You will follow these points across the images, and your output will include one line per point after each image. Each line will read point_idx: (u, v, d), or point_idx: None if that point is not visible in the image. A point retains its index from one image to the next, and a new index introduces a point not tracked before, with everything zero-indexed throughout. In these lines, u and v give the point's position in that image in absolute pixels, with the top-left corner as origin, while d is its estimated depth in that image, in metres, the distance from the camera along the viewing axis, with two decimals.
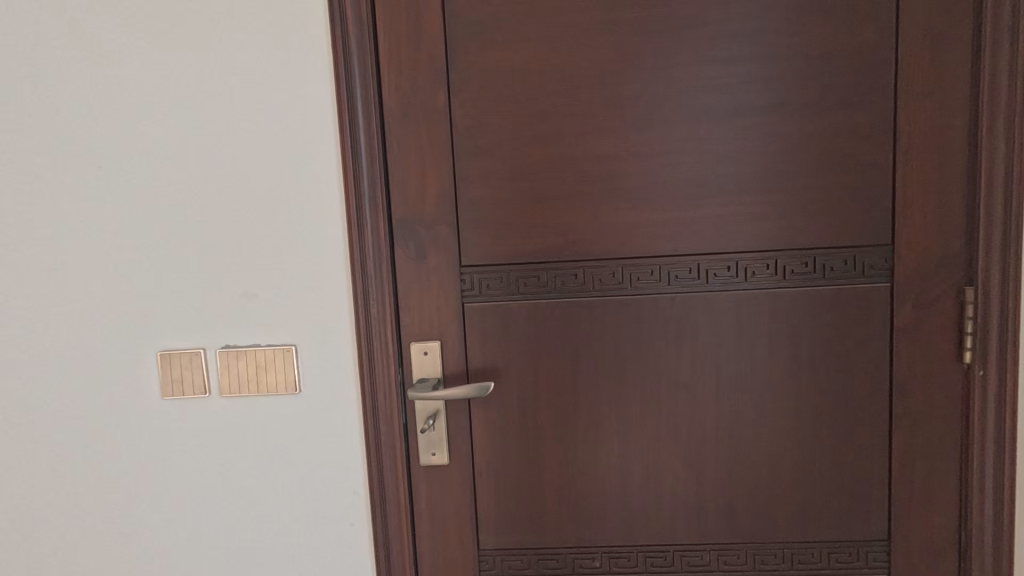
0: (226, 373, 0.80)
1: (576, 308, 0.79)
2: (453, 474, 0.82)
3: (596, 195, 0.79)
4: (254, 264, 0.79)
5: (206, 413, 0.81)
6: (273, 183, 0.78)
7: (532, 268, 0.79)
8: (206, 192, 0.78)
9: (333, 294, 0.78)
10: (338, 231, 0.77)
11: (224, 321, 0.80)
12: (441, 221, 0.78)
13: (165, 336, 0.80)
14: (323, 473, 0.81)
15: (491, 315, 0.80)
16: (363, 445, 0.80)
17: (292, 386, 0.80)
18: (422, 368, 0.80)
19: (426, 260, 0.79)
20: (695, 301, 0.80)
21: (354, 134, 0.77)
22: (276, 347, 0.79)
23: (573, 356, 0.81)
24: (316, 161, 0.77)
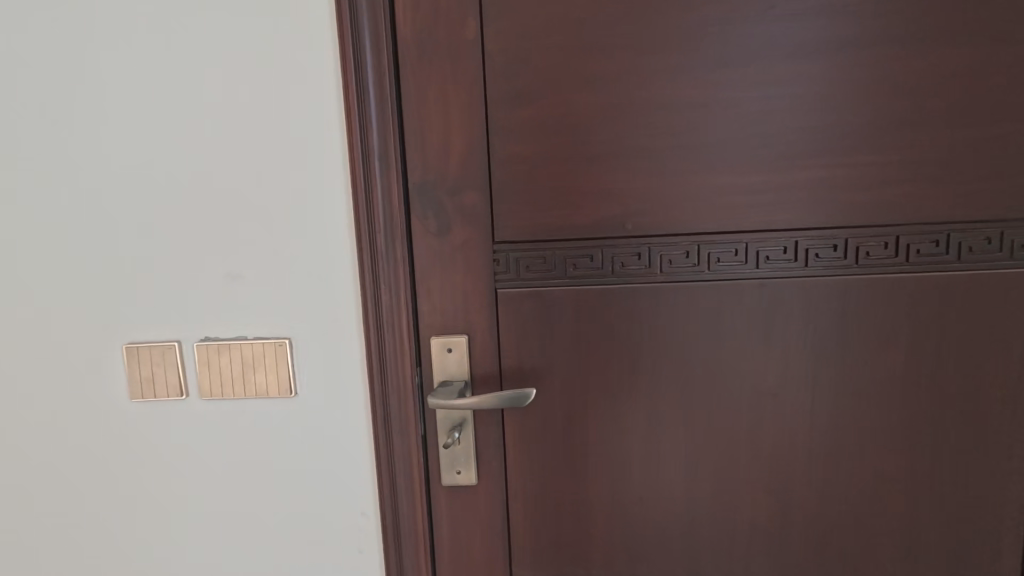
0: (207, 371, 0.65)
1: (638, 296, 0.63)
2: (482, 496, 0.67)
3: (668, 152, 0.61)
4: (237, 237, 0.62)
5: (184, 418, 0.67)
6: (256, 135, 0.61)
7: (584, 245, 0.62)
8: (175, 146, 0.62)
9: (335, 277, 0.62)
10: (341, 198, 0.61)
11: (201, 309, 0.64)
12: (469, 186, 0.62)
13: (131, 325, 0.65)
14: (326, 493, 0.67)
15: (531, 304, 0.64)
16: (372, 459, 0.66)
17: (286, 388, 0.65)
18: (445, 368, 0.65)
19: (451, 234, 0.63)
20: (789, 289, 0.63)
21: (359, 74, 0.60)
22: (267, 341, 0.64)
23: (634, 356, 0.64)
24: (311, 108, 0.60)
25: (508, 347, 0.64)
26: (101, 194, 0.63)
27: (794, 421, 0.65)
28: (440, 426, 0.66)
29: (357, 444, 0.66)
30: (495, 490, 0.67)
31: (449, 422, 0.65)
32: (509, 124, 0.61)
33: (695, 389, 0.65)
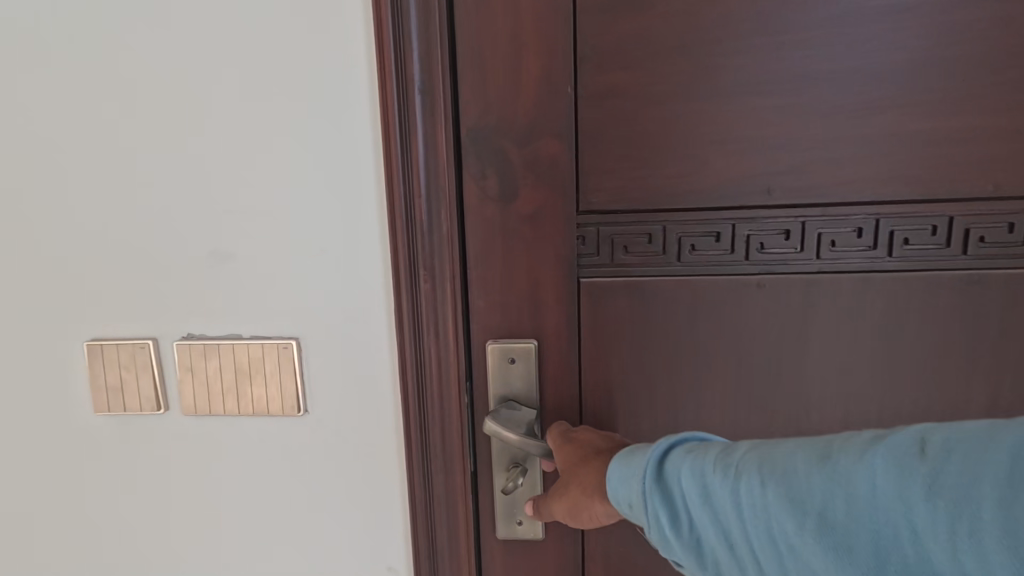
0: (190, 381, 0.48)
1: (782, 290, 0.44)
2: (551, 555, 0.50)
3: (847, 78, 0.41)
4: (225, 198, 0.45)
5: (159, 442, 0.49)
6: (248, 56, 0.43)
7: (708, 217, 0.44)
8: (136, 68, 0.44)
9: (360, 259, 0.45)
10: (367, 147, 0.43)
11: (179, 298, 0.47)
12: (548, 130, 0.43)
13: (89, 316, 0.48)
14: (342, 549, 0.49)
15: (628, 299, 0.45)
16: (404, 504, 0.49)
17: (292, 407, 0.48)
18: (507, 383, 0.47)
19: (517, 199, 0.44)
20: (1009, 285, 0.43)
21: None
22: (266, 342, 0.47)
23: (773, 379, 0.45)
24: (325, 15, 0.42)
25: (595, 360, 0.46)
26: (38, 134, 0.45)
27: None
28: (495, 462, 0.48)
29: (383, 487, 0.49)
30: (568, 548, 0.50)
31: (507, 456, 0.48)
32: (611, 38, 0.42)
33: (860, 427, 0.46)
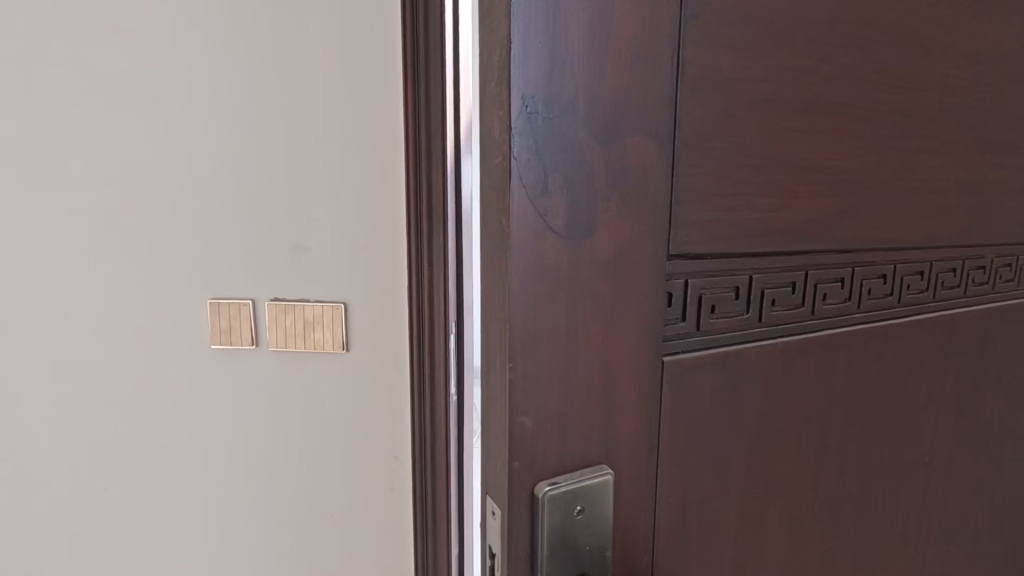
0: (274, 326, 1.03)
1: (836, 347, 0.43)
2: (460, 411, 1.09)
3: (880, 116, 0.40)
4: (308, 238, 1.01)
5: (263, 357, 1.05)
6: (336, 175, 0.98)
7: (790, 266, 0.39)
8: (255, 192, 0.99)
9: (372, 271, 1.01)
10: (381, 223, 1.00)
11: (283, 287, 1.02)
12: (639, 124, 0.28)
13: (225, 291, 1.03)
14: (345, 410, 1.06)
15: (712, 371, 0.35)
16: (393, 385, 1.05)
17: (339, 343, 1.03)
18: (570, 540, 0.30)
19: (602, 239, 0.28)
20: (956, 321, 0.51)
21: (407, 146, 0.96)
22: (327, 306, 1.02)
23: (824, 431, 0.43)
24: (350, 169, 0.98)
25: (674, 465, 0.33)
26: (209, 221, 1.00)
27: (933, 474, 0.52)
28: None
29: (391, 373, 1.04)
30: None
31: None
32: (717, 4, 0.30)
33: (869, 464, 0.47)
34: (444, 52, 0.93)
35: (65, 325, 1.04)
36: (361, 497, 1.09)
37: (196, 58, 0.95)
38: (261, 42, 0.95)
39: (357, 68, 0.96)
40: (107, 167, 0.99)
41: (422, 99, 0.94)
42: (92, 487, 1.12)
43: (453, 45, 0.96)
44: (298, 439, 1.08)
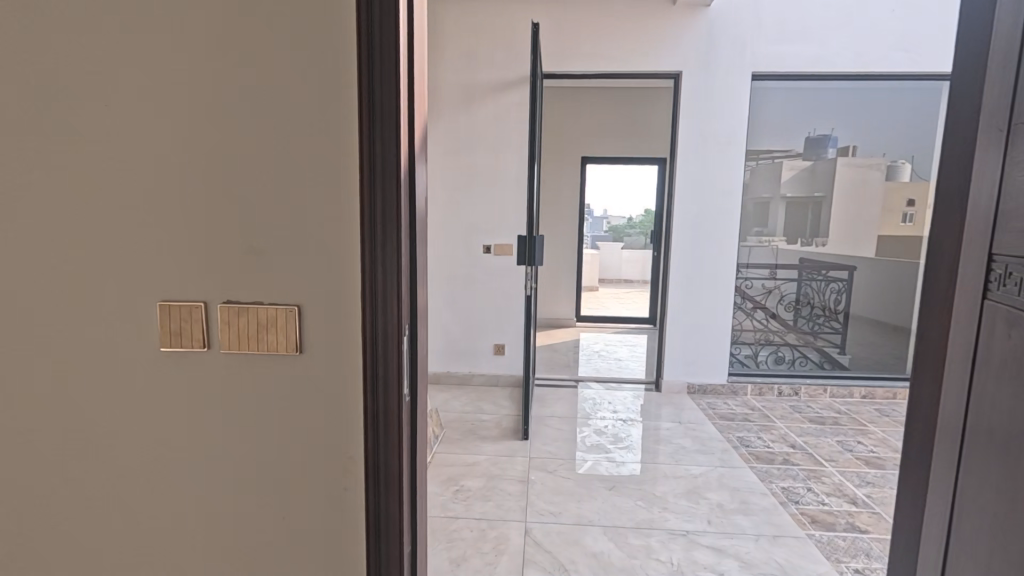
0: (225, 329, 0.97)
1: None
2: (415, 415, 1.05)
3: None
4: (261, 233, 0.95)
5: (211, 364, 0.99)
6: (286, 171, 0.93)
7: None
8: (203, 183, 0.95)
9: (327, 267, 0.94)
10: (340, 217, 0.93)
11: (233, 285, 0.97)
12: None
13: (171, 292, 0.98)
14: (299, 417, 0.99)
15: None
16: (355, 394, 0.97)
17: (293, 346, 0.96)
18: None
19: None
20: None
21: (360, 142, 0.91)
22: (280, 307, 0.95)
23: None
24: (306, 160, 0.93)
25: None
26: (153, 211, 0.96)
27: None
28: None
29: (343, 384, 0.97)
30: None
31: None
32: None
33: None
34: (398, 48, 0.90)
35: (13, 333, 1.00)
36: (316, 512, 1.01)
37: (142, 49, 0.92)
38: (213, 37, 0.91)
39: (308, 59, 0.91)
40: (46, 160, 0.95)
41: (376, 97, 0.90)
42: (19, 496, 1.05)
43: (405, 37, 0.93)
44: (254, 449, 1.01)
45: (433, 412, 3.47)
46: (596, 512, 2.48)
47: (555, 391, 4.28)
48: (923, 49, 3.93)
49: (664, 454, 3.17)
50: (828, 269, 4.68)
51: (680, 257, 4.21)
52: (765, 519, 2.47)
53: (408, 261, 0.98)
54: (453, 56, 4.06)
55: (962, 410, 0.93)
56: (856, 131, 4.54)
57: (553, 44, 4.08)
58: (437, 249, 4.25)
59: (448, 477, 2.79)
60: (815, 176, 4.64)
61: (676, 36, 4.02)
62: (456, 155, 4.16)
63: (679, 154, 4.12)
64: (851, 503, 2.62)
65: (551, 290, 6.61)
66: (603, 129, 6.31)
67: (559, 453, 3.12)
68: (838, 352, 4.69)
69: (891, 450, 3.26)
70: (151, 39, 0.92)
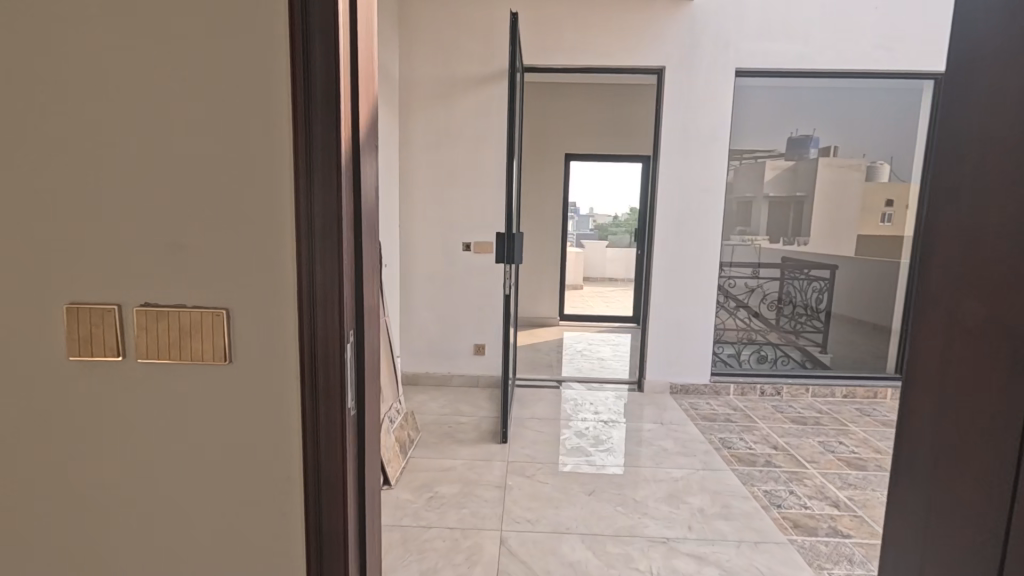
0: (142, 335, 0.86)
1: None
2: (363, 429, 0.95)
3: None
4: (181, 226, 0.84)
5: (125, 375, 0.88)
6: (210, 157, 0.82)
7: None
8: (113, 169, 0.83)
9: (259, 265, 0.84)
10: (273, 209, 0.83)
11: (149, 285, 0.85)
12: None
13: (79, 292, 0.86)
14: (229, 432, 0.88)
15: None
16: (294, 408, 0.87)
17: (221, 354, 0.85)
18: None
19: None
20: None
21: (293, 125, 0.80)
22: (206, 310, 0.85)
23: None
24: (233, 144, 0.82)
25: None
26: (51, 200, 0.84)
27: None
28: None
29: (278, 396, 0.87)
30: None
31: None
32: None
33: None
34: (337, 18, 0.79)
35: None
36: (253, 539, 0.91)
37: (40, 15, 0.80)
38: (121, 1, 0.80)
39: (233, 30, 0.79)
40: None
41: (311, 74, 0.79)
42: None
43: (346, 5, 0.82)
44: (180, 469, 0.90)
45: (409, 414, 3.35)
46: (575, 519, 2.40)
47: (537, 392, 4.20)
48: (903, 47, 3.94)
49: (645, 456, 3.09)
50: (811, 269, 4.52)
51: (663, 256, 4.15)
52: (745, 523, 2.41)
53: (352, 260, 0.87)
54: (431, 49, 3.95)
55: (977, 428, 0.82)
56: (835, 132, 4.32)
57: (534, 38, 3.99)
58: (416, 247, 4.13)
59: (422, 484, 2.68)
60: (795, 176, 4.38)
61: (659, 31, 3.96)
62: (435, 151, 4.05)
63: (662, 152, 4.06)
64: (833, 506, 2.57)
65: (535, 289, 6.51)
66: (586, 126, 6.23)
67: (538, 457, 3.03)
68: (821, 350, 4.60)
69: (872, 450, 3.24)
70: (48, 4, 0.80)
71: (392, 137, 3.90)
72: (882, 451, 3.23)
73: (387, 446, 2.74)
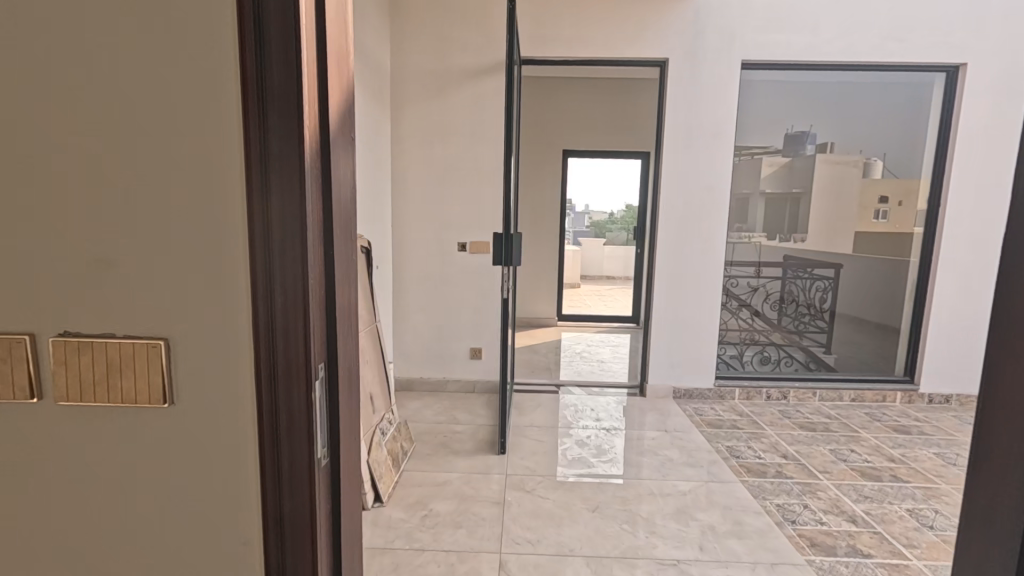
0: (62, 371, 0.69)
1: None
2: (340, 478, 0.78)
3: None
4: (107, 239, 0.67)
5: (40, 421, 0.71)
6: (140, 151, 0.66)
7: None
8: (18, 169, 0.67)
9: (205, 286, 0.67)
10: (221, 216, 0.66)
11: (67, 311, 0.69)
12: None
13: None
14: (173, 489, 0.72)
15: None
16: (251, 458, 0.71)
17: (160, 395, 0.69)
18: None
19: None
20: None
21: (244, 114, 0.64)
22: (140, 341, 0.69)
23: None
24: (169, 135, 0.65)
25: None
26: None
27: None
28: None
29: (232, 446, 0.71)
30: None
31: None
32: None
33: None
34: None
35: None
36: None
37: None
38: None
39: None
40: None
41: (263, 47, 0.63)
42: None
43: None
44: (113, 533, 0.74)
45: (403, 423, 3.19)
46: (579, 539, 2.25)
47: (536, 397, 4.05)
48: (916, 38, 3.79)
49: (650, 467, 2.95)
50: (813, 266, 4.34)
51: (665, 257, 4.01)
52: (760, 543, 2.26)
53: (323, 280, 0.71)
54: (423, 40, 3.77)
55: None
56: (836, 129, 4.10)
57: (532, 28, 3.82)
58: (409, 248, 3.97)
59: (415, 501, 2.53)
60: (791, 173, 4.16)
61: (662, 21, 3.79)
62: (428, 147, 3.87)
63: (666, 148, 3.91)
64: (851, 523, 2.44)
65: (533, 289, 6.36)
66: (584, 122, 6.06)
67: (538, 469, 2.88)
68: (824, 351, 4.44)
69: (886, 459, 3.10)
70: None
71: (383, 133, 3.73)
72: (896, 460, 3.10)
73: (379, 461, 2.59)
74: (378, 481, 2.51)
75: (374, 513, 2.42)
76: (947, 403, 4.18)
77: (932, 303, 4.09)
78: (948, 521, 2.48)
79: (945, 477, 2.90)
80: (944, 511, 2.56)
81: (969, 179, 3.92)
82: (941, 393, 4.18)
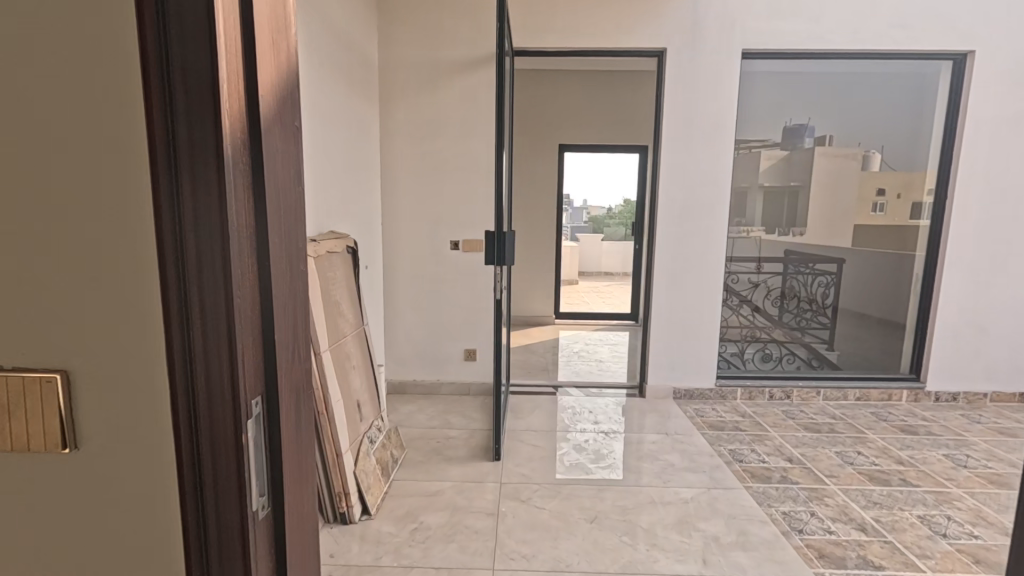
0: None
1: None
2: (288, 530, 0.66)
3: None
4: None
5: None
6: (24, 149, 0.54)
7: None
8: None
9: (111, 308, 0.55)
10: (126, 224, 0.54)
11: None
12: None
13: None
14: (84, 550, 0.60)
15: None
16: (173, 515, 0.59)
17: (63, 439, 0.58)
18: None
19: None
20: None
21: (146, 101, 0.52)
22: (36, 376, 0.57)
23: None
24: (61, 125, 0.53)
25: None
26: None
27: None
28: None
29: (150, 504, 0.59)
30: None
31: None
32: None
33: None
34: None
35: None
36: None
37: None
38: None
39: None
40: None
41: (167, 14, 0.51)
42: None
43: None
44: None
45: (394, 429, 3.08)
46: (576, 554, 2.14)
47: (532, 400, 3.93)
48: (921, 23, 3.67)
49: (650, 474, 2.83)
50: (814, 261, 4.21)
51: (665, 254, 3.88)
52: (767, 555, 2.15)
53: (258, 300, 0.59)
54: (413, 31, 3.63)
55: None
56: (835, 120, 3.95)
57: (524, 17, 3.68)
58: (400, 247, 3.85)
59: (405, 513, 2.42)
60: (789, 166, 4.02)
61: (659, 10, 3.67)
62: (418, 142, 3.74)
63: (663, 143, 3.78)
64: (861, 531, 2.33)
65: (531, 288, 6.24)
66: (580, 115, 5.92)
67: (534, 477, 2.76)
68: (827, 348, 4.32)
69: (894, 461, 3.00)
70: None
71: (372, 128, 3.59)
72: (904, 463, 2.99)
73: (367, 471, 2.47)
74: (366, 492, 2.40)
75: (363, 527, 2.31)
76: (954, 401, 4.08)
77: (938, 299, 3.98)
78: (962, 528, 2.37)
79: (956, 480, 2.79)
80: (956, 516, 2.45)
81: (977, 170, 3.81)
82: (947, 391, 4.07)
